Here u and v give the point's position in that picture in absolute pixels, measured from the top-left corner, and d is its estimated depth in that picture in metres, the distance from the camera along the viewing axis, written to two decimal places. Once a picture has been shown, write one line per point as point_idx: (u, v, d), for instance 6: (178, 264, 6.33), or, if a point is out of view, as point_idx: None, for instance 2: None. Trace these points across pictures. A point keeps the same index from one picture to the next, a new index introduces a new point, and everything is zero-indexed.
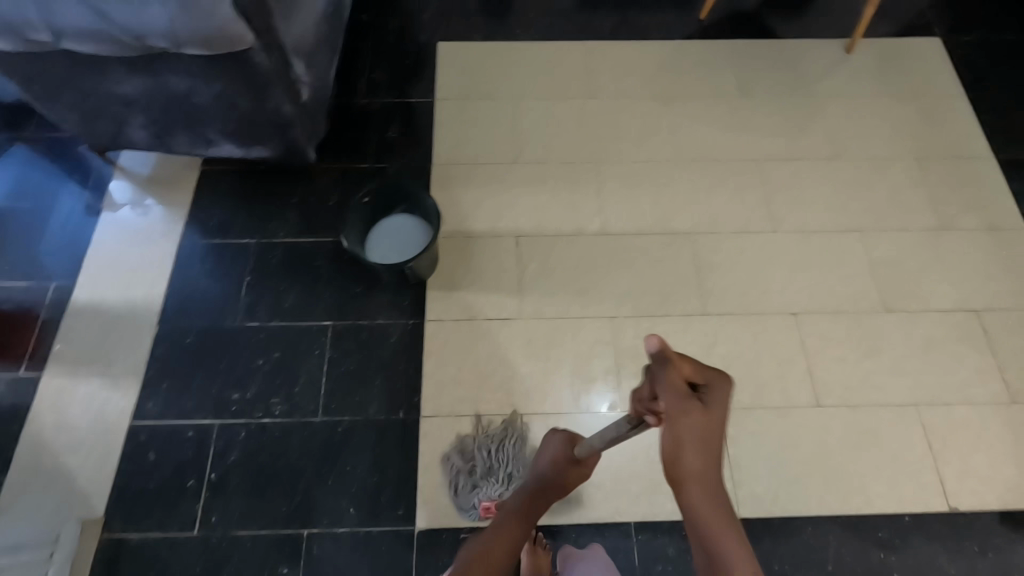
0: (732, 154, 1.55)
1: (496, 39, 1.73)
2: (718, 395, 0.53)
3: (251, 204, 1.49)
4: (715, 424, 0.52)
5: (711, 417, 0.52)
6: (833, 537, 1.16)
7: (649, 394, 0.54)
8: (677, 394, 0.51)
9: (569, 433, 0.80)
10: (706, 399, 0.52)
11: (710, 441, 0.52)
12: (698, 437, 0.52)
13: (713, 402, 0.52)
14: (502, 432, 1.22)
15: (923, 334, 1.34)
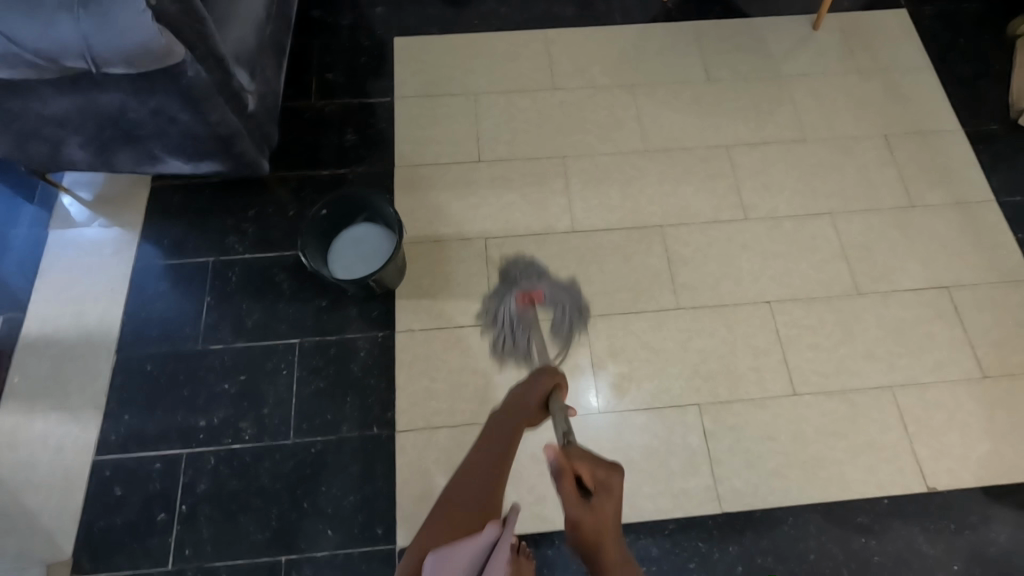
0: (702, 141, 1.52)
1: (455, 31, 1.67)
2: (607, 489, 0.64)
3: (206, 219, 1.42)
4: (605, 519, 0.61)
5: (598, 508, 0.62)
6: (813, 525, 1.17)
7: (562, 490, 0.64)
8: (569, 495, 0.63)
9: (551, 377, 0.90)
10: (599, 494, 0.63)
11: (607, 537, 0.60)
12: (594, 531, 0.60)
13: (603, 492, 0.63)
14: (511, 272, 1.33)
15: (895, 315, 1.35)
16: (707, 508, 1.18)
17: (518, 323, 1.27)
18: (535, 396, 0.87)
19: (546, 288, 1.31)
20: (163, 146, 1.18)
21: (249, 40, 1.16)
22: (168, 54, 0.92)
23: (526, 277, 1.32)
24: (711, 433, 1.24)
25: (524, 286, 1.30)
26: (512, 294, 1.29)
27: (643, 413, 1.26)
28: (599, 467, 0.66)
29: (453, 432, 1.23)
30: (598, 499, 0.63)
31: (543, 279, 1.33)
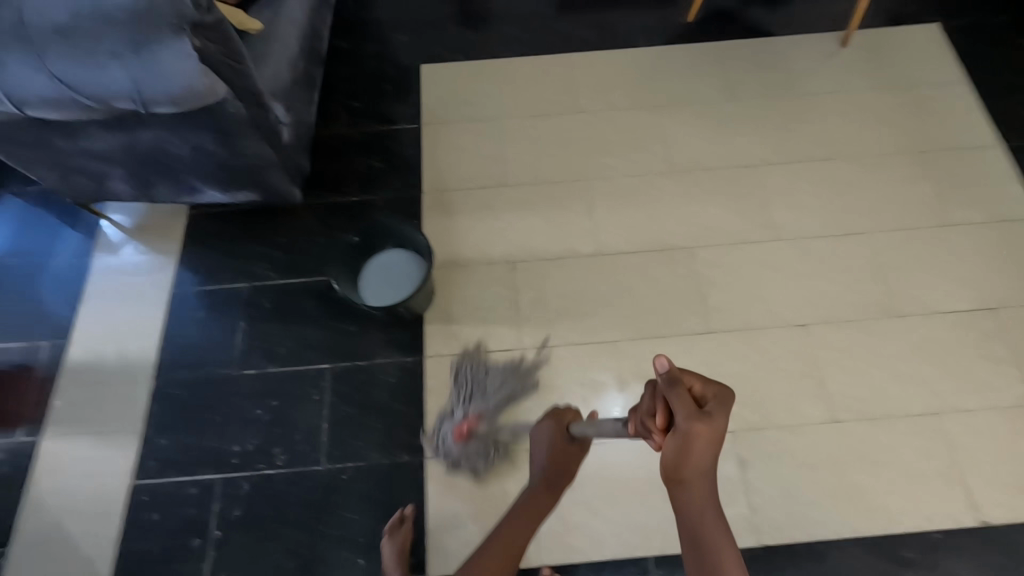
0: (728, 161, 1.51)
1: (478, 58, 1.70)
2: (722, 405, 0.65)
3: (239, 246, 1.46)
4: (719, 430, 0.64)
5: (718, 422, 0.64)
6: (857, 559, 1.13)
7: (674, 407, 0.64)
8: (687, 404, 0.63)
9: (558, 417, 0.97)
10: (710, 407, 0.65)
11: (711, 448, 0.64)
12: (706, 444, 0.64)
13: (719, 409, 0.65)
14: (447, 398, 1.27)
15: (935, 337, 1.30)
16: (744, 540, 1.15)
17: (470, 455, 1.20)
18: (559, 439, 0.96)
19: (476, 402, 1.24)
20: (202, 177, 1.22)
21: (284, 75, 1.20)
22: (210, 93, 0.94)
23: (455, 403, 1.25)
24: (747, 461, 1.20)
25: (453, 417, 1.23)
26: (446, 431, 1.22)
27: None
28: (715, 387, 0.67)
29: None
30: (715, 411, 0.64)
31: (467, 395, 1.25)
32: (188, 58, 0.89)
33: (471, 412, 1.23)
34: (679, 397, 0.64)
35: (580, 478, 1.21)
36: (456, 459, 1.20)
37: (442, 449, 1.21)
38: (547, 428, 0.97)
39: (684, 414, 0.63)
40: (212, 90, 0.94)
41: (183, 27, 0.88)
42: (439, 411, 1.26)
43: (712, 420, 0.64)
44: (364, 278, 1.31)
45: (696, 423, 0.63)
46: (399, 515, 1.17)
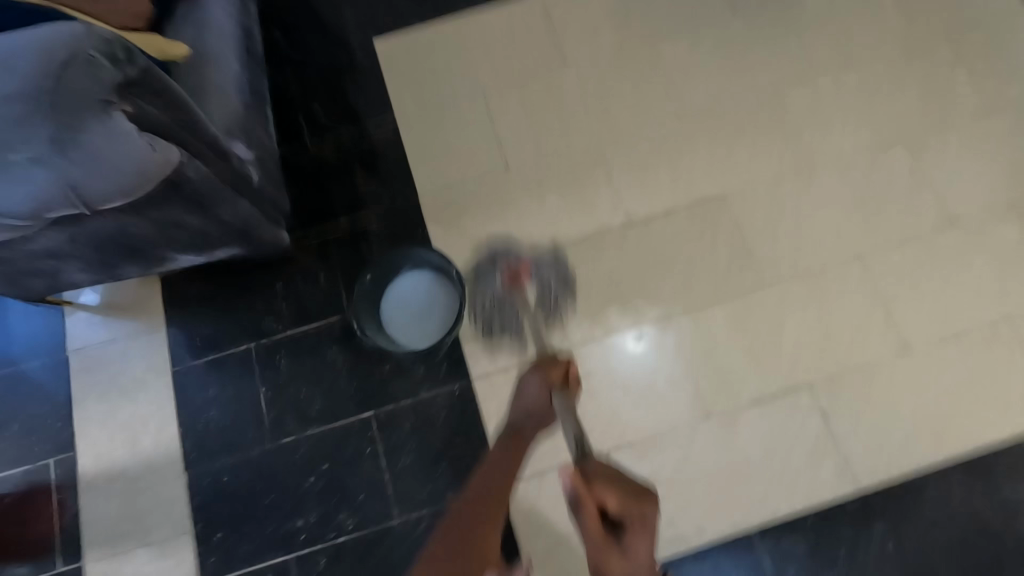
0: (747, 89, 1.35)
1: (440, 20, 1.45)
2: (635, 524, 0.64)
3: (234, 303, 1.29)
4: (635, 553, 0.63)
5: (631, 546, 0.63)
6: (955, 484, 1.12)
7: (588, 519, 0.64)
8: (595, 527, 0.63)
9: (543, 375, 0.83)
10: (629, 530, 0.64)
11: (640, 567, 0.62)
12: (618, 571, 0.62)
13: (634, 527, 0.64)
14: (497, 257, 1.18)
15: (994, 239, 1.24)
16: (842, 493, 1.13)
17: (507, 308, 1.15)
18: (539, 404, 0.82)
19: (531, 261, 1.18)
20: (177, 248, 1.04)
21: (236, 108, 0.99)
22: (168, 158, 0.78)
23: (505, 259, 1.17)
24: (831, 413, 1.16)
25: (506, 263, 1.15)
26: (498, 276, 1.14)
27: (754, 409, 1.17)
28: (634, 502, 0.65)
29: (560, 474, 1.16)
30: (634, 545, 0.63)
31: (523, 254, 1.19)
32: (127, 135, 0.72)
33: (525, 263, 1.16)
34: (588, 518, 0.64)
35: (666, 472, 1.16)
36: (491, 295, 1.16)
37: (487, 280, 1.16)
38: (534, 381, 0.83)
39: (592, 530, 0.64)
40: (170, 155, 0.78)
41: (111, 98, 0.72)
42: (490, 258, 1.18)
43: (631, 554, 0.63)
44: (389, 318, 1.17)
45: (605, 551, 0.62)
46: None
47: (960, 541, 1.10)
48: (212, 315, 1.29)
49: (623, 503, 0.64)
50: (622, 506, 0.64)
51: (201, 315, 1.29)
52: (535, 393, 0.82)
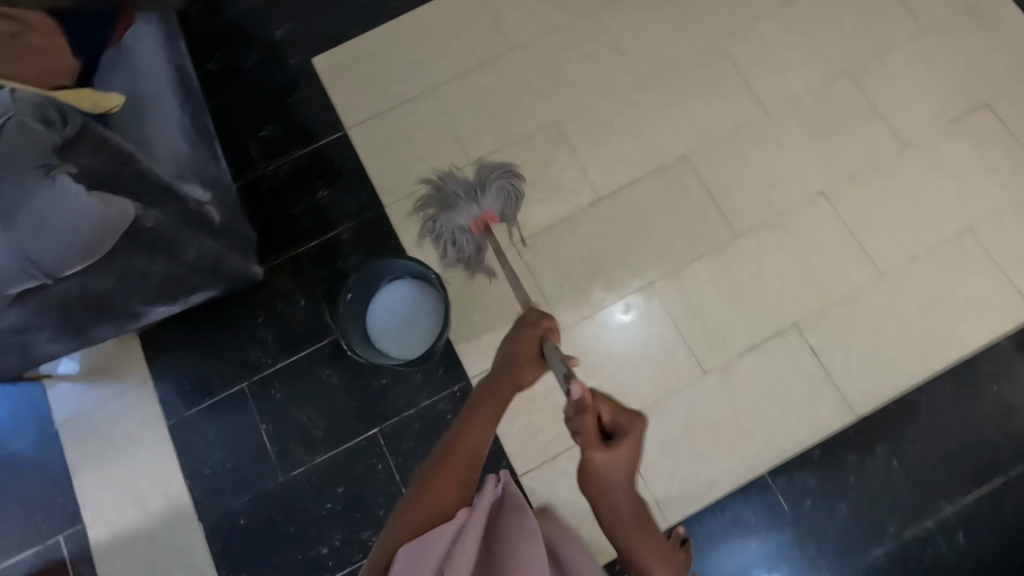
0: (691, 45, 1.36)
1: (376, 24, 1.43)
2: (631, 433, 0.63)
3: (219, 344, 1.27)
4: (626, 460, 0.62)
5: (620, 451, 0.61)
6: (946, 393, 1.17)
7: (581, 422, 0.64)
8: (591, 432, 0.63)
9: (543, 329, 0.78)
10: (621, 437, 0.63)
11: (625, 471, 0.61)
12: (609, 466, 0.61)
13: (628, 436, 0.62)
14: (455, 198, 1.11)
15: (946, 153, 1.28)
16: (843, 421, 1.17)
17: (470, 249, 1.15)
18: (529, 347, 0.76)
19: (490, 198, 1.11)
20: (150, 300, 1.03)
21: (183, 149, 0.97)
22: (123, 211, 0.78)
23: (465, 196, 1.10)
24: (820, 348, 1.20)
25: (467, 211, 1.10)
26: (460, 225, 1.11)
27: (747, 356, 1.20)
28: (629, 416, 0.65)
29: (571, 453, 1.18)
30: (621, 443, 0.62)
31: (486, 193, 1.11)
32: (76, 195, 0.72)
33: (487, 207, 1.11)
34: (586, 424, 0.63)
35: (673, 432, 1.18)
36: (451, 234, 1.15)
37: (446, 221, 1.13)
38: (523, 336, 0.77)
39: (585, 437, 0.63)
40: (125, 208, 0.78)
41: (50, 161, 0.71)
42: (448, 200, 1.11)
43: (617, 449, 0.62)
44: (380, 332, 1.16)
45: (597, 450, 0.62)
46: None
47: (955, 446, 1.15)
48: (197, 362, 1.26)
49: (615, 410, 0.65)
50: (614, 416, 0.65)
51: (187, 364, 1.27)
52: (523, 347, 0.76)
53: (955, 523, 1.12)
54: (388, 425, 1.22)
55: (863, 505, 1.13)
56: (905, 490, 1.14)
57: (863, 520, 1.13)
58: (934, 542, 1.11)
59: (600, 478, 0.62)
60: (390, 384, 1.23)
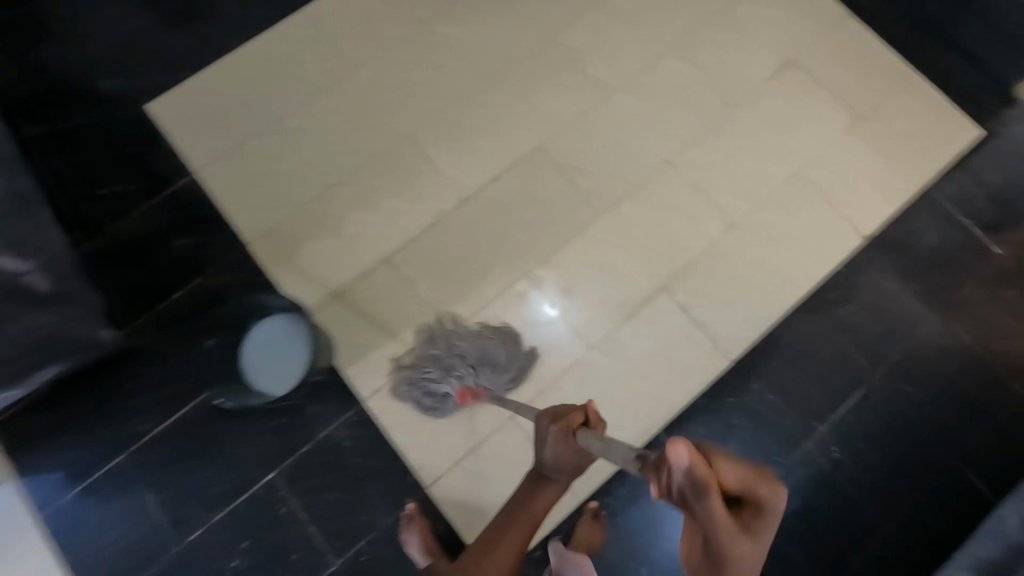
0: (527, 42, 1.42)
1: (210, 61, 1.39)
2: (773, 502, 0.47)
3: (86, 420, 1.18)
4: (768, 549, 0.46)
5: (763, 535, 0.46)
6: (801, 324, 1.28)
7: (704, 504, 0.46)
8: (723, 518, 0.45)
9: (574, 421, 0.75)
10: (758, 514, 0.47)
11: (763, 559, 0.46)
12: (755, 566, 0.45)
13: (768, 512, 0.47)
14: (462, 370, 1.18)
15: (769, 108, 1.41)
16: (720, 368, 1.25)
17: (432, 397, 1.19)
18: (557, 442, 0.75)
19: (489, 378, 1.19)
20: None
21: None
22: None
23: (474, 371, 1.18)
24: (688, 305, 1.28)
25: (462, 380, 1.18)
26: (449, 394, 1.18)
27: (627, 325, 1.26)
28: (762, 480, 0.47)
29: (477, 453, 1.19)
30: (761, 524, 0.46)
31: (493, 370, 1.19)
32: None
33: (480, 384, 1.19)
34: (713, 506, 0.45)
35: None
36: (428, 381, 1.19)
37: (439, 372, 1.18)
38: (553, 435, 0.76)
39: (712, 524, 0.45)
40: None
41: None
42: (462, 358, 1.19)
43: (758, 532, 0.46)
44: (247, 364, 1.16)
45: (737, 542, 0.45)
46: (404, 513, 1.15)
47: (819, 369, 1.26)
48: (64, 444, 1.17)
49: (747, 478, 0.47)
50: (749, 485, 0.47)
51: (53, 448, 1.17)
52: (558, 449, 0.78)
53: (830, 439, 1.23)
54: (286, 466, 1.18)
55: (749, 441, 1.22)
56: (783, 419, 1.23)
57: (752, 454, 1.22)
58: (815, 460, 1.22)
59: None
60: (281, 424, 1.19)
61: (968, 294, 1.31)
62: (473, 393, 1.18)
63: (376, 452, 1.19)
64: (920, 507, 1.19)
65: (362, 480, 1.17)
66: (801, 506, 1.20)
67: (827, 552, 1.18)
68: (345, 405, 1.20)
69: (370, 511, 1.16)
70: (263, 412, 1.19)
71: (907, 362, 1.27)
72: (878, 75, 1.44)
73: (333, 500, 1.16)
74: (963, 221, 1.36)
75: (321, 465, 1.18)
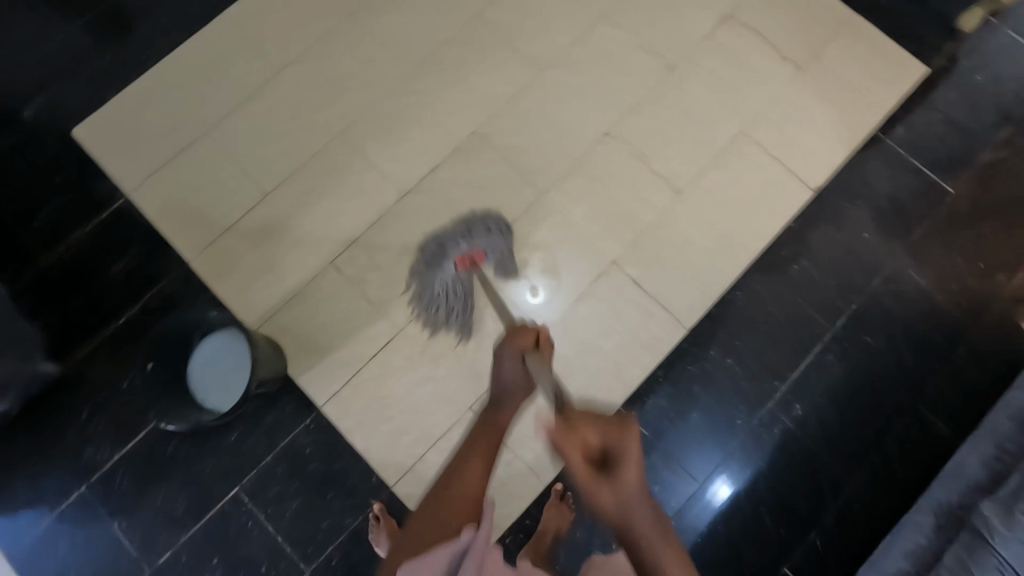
0: (456, 23, 1.38)
1: (132, 77, 1.35)
2: (627, 447, 0.60)
3: (43, 452, 1.17)
4: (634, 486, 0.59)
5: (623, 478, 0.59)
6: (756, 284, 1.26)
7: (567, 456, 0.62)
8: (582, 466, 0.61)
9: (520, 345, 0.80)
10: (617, 459, 0.60)
11: (635, 495, 0.59)
12: (619, 502, 0.59)
13: (626, 458, 0.60)
14: (451, 238, 1.13)
15: (708, 67, 1.37)
16: (678, 337, 1.24)
17: (445, 290, 1.15)
18: (509, 365, 0.80)
19: (483, 241, 1.14)
20: None
21: None
22: None
23: (461, 236, 1.13)
24: (640, 276, 1.26)
25: (456, 249, 1.12)
26: (450, 266, 1.13)
27: (581, 302, 1.25)
28: (614, 427, 0.63)
29: (440, 446, 1.18)
30: (619, 465, 0.60)
31: (479, 230, 1.14)
32: None
33: (475, 247, 1.14)
34: (573, 458, 0.61)
35: None
36: (430, 273, 1.14)
37: (431, 254, 1.13)
38: (506, 360, 0.81)
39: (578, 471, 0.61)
40: None
41: None
42: (438, 238, 1.13)
43: (619, 475, 0.59)
44: (201, 373, 1.12)
45: (600, 484, 0.60)
46: (372, 515, 1.14)
47: (777, 326, 1.25)
48: (25, 479, 1.16)
49: (602, 428, 0.63)
50: (605, 435, 0.62)
51: (14, 485, 1.16)
52: (513, 370, 0.80)
53: (792, 396, 1.22)
54: (249, 479, 1.17)
55: (711, 407, 1.22)
56: (744, 381, 1.22)
57: (714, 418, 1.21)
58: (779, 419, 1.21)
59: (621, 518, 0.59)
60: (240, 439, 1.18)
61: (923, 237, 1.29)
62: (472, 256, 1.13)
63: (337, 457, 1.18)
64: (887, 455, 1.19)
65: (326, 487, 1.17)
66: (769, 465, 1.19)
67: (798, 510, 1.18)
68: (303, 414, 1.19)
69: (337, 517, 1.16)
70: (222, 429, 1.18)
71: (866, 311, 1.25)
72: (819, 22, 1.40)
73: (299, 510, 1.16)
74: (913, 162, 1.33)
75: (284, 476, 1.17)
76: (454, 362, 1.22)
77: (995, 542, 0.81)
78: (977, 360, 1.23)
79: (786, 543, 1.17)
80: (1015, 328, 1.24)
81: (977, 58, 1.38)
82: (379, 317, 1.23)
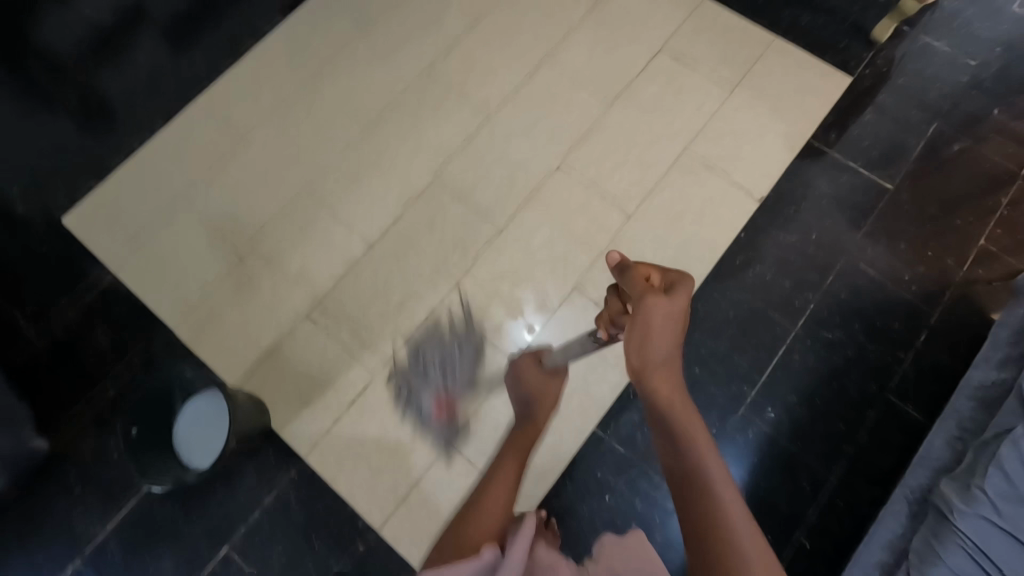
0: (408, 82, 1.49)
1: (113, 164, 1.45)
2: (684, 286, 0.69)
3: (35, 530, 1.19)
4: (680, 308, 0.68)
5: (676, 299, 0.68)
6: (715, 294, 1.31)
7: (630, 280, 0.71)
8: (643, 286, 0.70)
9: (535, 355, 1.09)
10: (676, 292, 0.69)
11: (673, 323, 0.68)
12: (666, 310, 0.67)
13: (680, 290, 0.69)
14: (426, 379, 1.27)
15: (646, 97, 1.47)
16: None
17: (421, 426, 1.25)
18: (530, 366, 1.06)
19: (460, 383, 1.26)
20: None
21: None
22: None
23: (438, 378, 1.27)
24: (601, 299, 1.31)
25: (434, 391, 1.26)
26: (427, 409, 1.25)
27: (548, 330, 1.29)
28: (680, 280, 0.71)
29: (421, 484, 1.20)
30: (675, 293, 0.69)
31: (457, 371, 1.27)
32: None
33: (453, 392, 1.26)
34: (635, 278, 0.71)
35: (503, 426, 1.23)
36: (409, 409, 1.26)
37: (411, 388, 1.26)
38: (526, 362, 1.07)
39: (638, 292, 0.70)
40: None
41: None
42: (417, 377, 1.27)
43: (674, 299, 0.69)
44: (187, 435, 1.16)
45: (656, 296, 0.68)
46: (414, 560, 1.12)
47: (740, 332, 1.28)
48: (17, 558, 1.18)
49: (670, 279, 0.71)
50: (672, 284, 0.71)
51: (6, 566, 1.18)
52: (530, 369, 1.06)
53: (762, 399, 1.24)
54: (236, 535, 1.19)
55: None
56: (713, 389, 1.25)
57: None
58: (752, 423, 1.23)
59: (658, 323, 0.67)
60: (227, 495, 1.20)
61: (868, 232, 1.34)
62: (449, 400, 1.25)
63: (321, 504, 1.20)
64: (862, 449, 1.20)
65: (311, 535, 1.18)
66: (747, 471, 1.20)
67: (781, 514, 1.17)
68: (285, 465, 1.22)
69: (324, 565, 1.17)
70: (209, 487, 1.21)
71: (824, 309, 1.29)
72: (745, 45, 1.50)
73: (285, 561, 1.17)
74: (850, 163, 1.40)
75: (269, 528, 1.19)
76: (429, 399, 1.25)
77: (955, 520, 0.83)
78: (938, 345, 1.25)
79: (774, 548, 1.16)
80: (972, 309, 1.27)
81: (897, 61, 1.47)
82: (354, 363, 1.28)
